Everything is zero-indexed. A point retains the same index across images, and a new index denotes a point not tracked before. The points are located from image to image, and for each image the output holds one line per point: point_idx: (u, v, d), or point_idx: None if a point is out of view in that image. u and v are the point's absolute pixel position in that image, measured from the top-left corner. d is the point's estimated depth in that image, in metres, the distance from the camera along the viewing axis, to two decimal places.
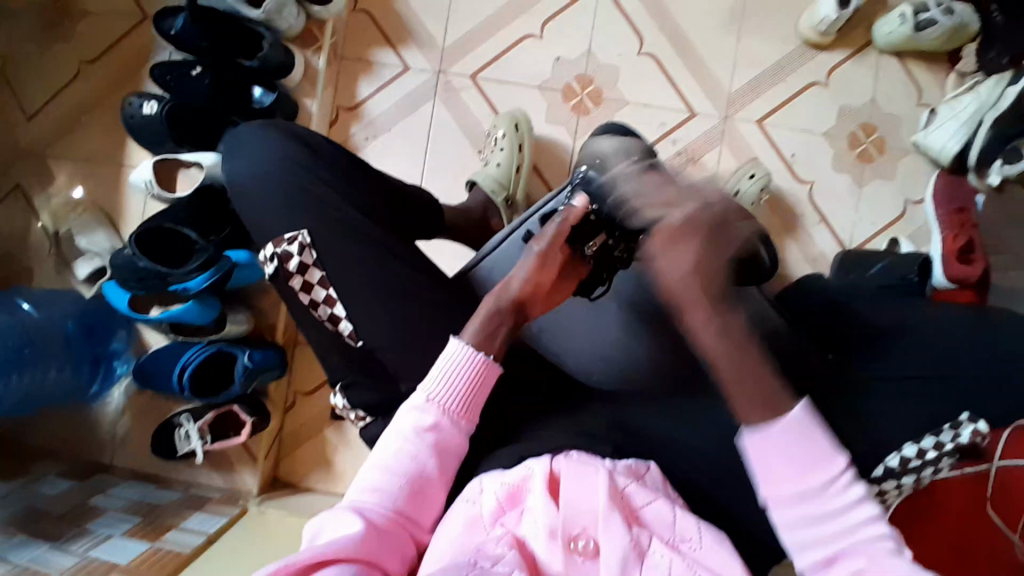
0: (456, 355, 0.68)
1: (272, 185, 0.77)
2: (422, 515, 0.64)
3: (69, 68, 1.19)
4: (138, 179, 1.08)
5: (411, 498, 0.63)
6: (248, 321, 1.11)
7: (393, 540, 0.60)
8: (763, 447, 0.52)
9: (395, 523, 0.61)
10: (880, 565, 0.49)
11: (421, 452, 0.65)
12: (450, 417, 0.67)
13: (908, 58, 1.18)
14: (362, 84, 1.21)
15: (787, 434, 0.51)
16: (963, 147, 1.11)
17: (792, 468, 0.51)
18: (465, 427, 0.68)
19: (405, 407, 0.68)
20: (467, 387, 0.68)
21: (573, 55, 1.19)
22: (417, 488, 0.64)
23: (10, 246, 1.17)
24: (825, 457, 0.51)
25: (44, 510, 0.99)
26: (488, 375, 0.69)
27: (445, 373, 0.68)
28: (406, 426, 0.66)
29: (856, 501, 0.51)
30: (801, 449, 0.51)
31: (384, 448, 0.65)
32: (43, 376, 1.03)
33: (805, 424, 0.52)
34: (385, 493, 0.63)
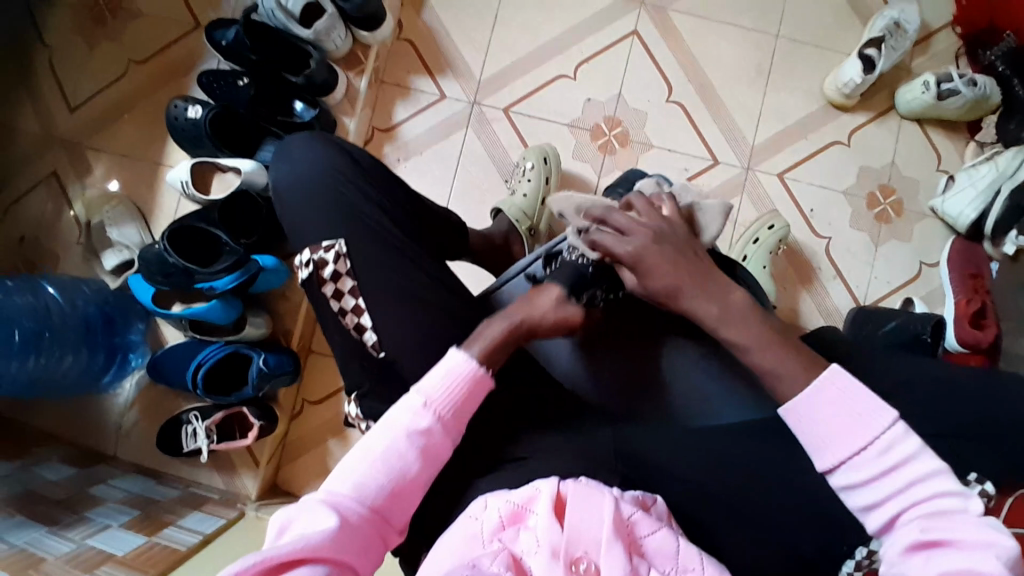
0: (458, 364, 0.68)
1: (311, 188, 0.80)
2: (395, 515, 0.64)
3: (120, 65, 1.24)
4: (175, 178, 1.11)
5: (389, 498, 0.64)
6: (267, 325, 1.14)
7: (364, 539, 0.61)
8: (804, 410, 0.62)
9: (368, 521, 0.62)
10: (949, 520, 0.55)
11: (408, 453, 0.65)
12: (443, 424, 0.67)
13: (930, 125, 1.21)
14: (398, 108, 1.25)
15: (826, 389, 0.62)
16: (979, 215, 1.13)
17: (836, 426, 0.61)
18: (453, 435, 0.68)
19: (400, 405, 0.67)
20: (461, 394, 0.68)
21: (604, 97, 1.24)
22: (397, 487, 0.64)
23: (44, 232, 1.20)
24: (873, 415, 0.60)
25: (43, 496, 1.00)
26: (480, 388, 0.69)
27: (445, 381, 0.68)
28: (397, 425, 0.66)
29: (906, 455, 0.58)
30: (838, 408, 0.61)
31: (372, 439, 0.65)
32: (57, 364, 1.05)
33: (843, 385, 0.62)
34: (366, 488, 0.63)
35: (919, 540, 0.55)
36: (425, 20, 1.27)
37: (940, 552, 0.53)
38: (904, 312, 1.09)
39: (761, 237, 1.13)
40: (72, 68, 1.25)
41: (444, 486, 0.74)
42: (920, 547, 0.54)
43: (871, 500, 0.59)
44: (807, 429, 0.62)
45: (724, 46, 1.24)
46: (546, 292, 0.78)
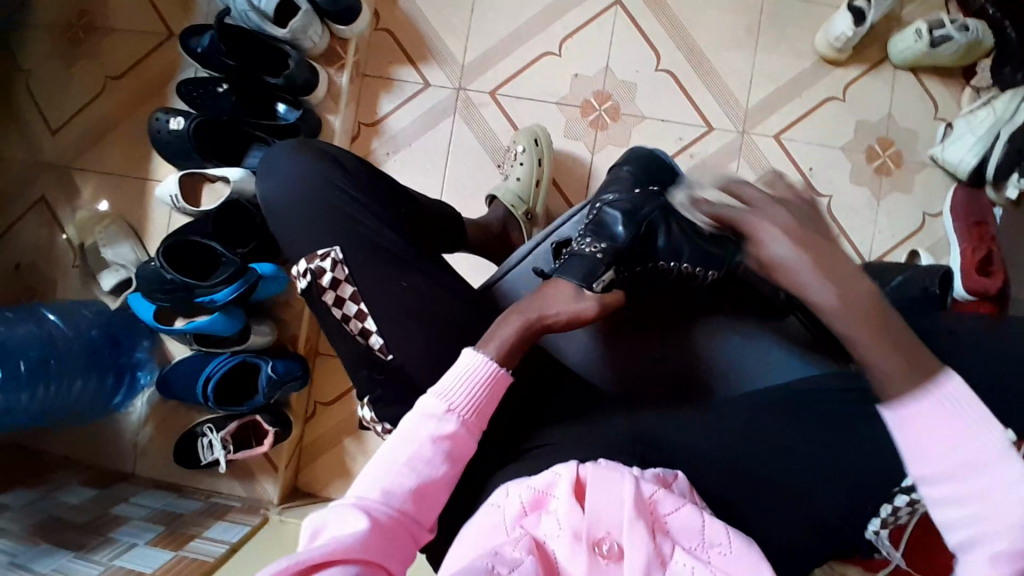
0: (476, 365, 0.69)
1: (305, 200, 0.79)
2: (423, 515, 0.63)
3: (97, 83, 1.22)
4: (164, 193, 1.10)
5: (416, 500, 0.63)
6: (272, 332, 1.13)
7: (395, 539, 0.60)
8: (911, 416, 0.52)
9: (397, 522, 0.61)
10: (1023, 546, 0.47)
11: (433, 457, 0.65)
12: (466, 426, 0.67)
13: (924, 73, 1.18)
14: (383, 100, 1.23)
15: (931, 409, 0.51)
16: (980, 161, 1.11)
17: (944, 442, 0.50)
18: (474, 435, 0.68)
19: (417, 410, 0.67)
20: (479, 394, 0.68)
21: (591, 72, 1.21)
22: (424, 488, 0.64)
23: (40, 259, 1.20)
24: (983, 428, 0.50)
25: (67, 520, 1.01)
26: (499, 385, 0.69)
27: (466, 383, 0.68)
28: (418, 428, 0.66)
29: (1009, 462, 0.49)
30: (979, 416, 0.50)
31: (395, 443, 0.65)
32: (68, 390, 1.06)
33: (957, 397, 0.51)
34: (393, 493, 0.62)
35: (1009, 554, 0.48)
36: (401, 6, 1.24)
37: None
38: (912, 265, 1.08)
39: None
40: (50, 89, 1.23)
41: (463, 482, 0.74)
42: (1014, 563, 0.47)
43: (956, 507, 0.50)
44: (911, 433, 0.52)
45: (709, 9, 1.21)
46: (558, 285, 0.76)
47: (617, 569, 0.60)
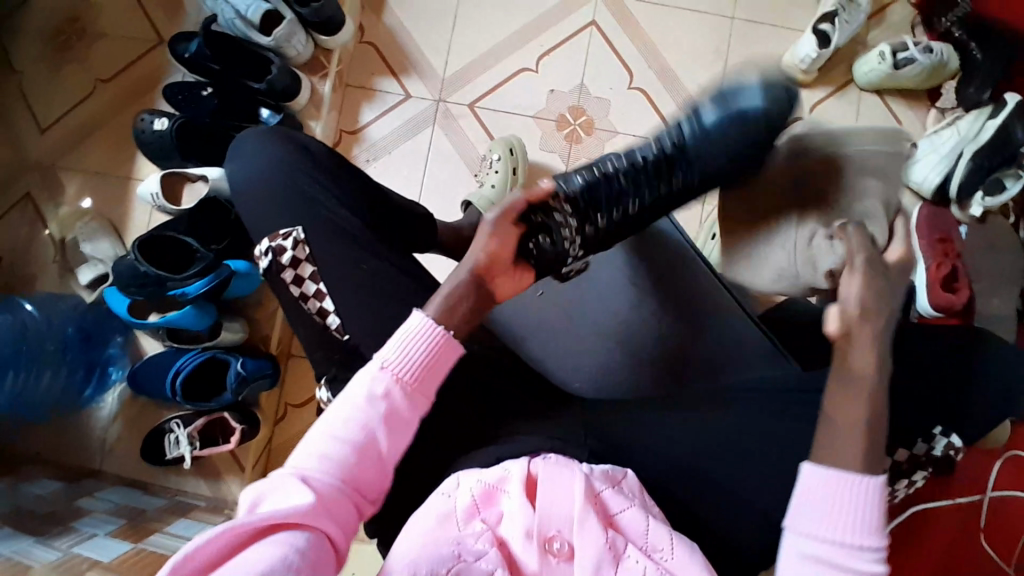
0: (421, 327, 0.68)
1: (271, 184, 0.82)
2: (366, 484, 0.63)
3: (87, 85, 1.26)
4: (146, 190, 1.13)
5: (358, 466, 0.63)
6: (244, 329, 1.15)
7: (338, 507, 0.60)
8: (819, 483, 0.61)
9: (340, 491, 0.61)
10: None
11: (373, 420, 0.64)
12: (406, 389, 0.66)
13: (889, 95, 1.22)
14: (364, 109, 1.27)
15: (835, 488, 0.61)
16: (944, 180, 1.13)
17: (840, 519, 0.60)
18: (418, 402, 0.67)
19: (360, 374, 0.66)
20: (427, 361, 0.68)
21: (567, 87, 1.25)
22: (365, 454, 0.63)
23: (21, 254, 1.21)
24: (866, 530, 0.59)
25: (27, 510, 1.00)
26: (447, 351, 0.69)
27: (408, 345, 0.68)
28: (359, 393, 0.65)
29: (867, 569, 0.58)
30: (876, 512, 0.60)
31: (335, 411, 0.65)
32: (38, 379, 1.06)
33: (867, 491, 0.61)
34: (332, 460, 0.62)
35: None
36: (386, 22, 1.29)
37: None
38: None
39: None
40: (43, 90, 1.27)
41: (415, 464, 0.75)
42: None
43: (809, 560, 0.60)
44: (812, 490, 0.61)
45: (682, 30, 1.26)
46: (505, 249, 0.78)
47: (567, 567, 0.62)
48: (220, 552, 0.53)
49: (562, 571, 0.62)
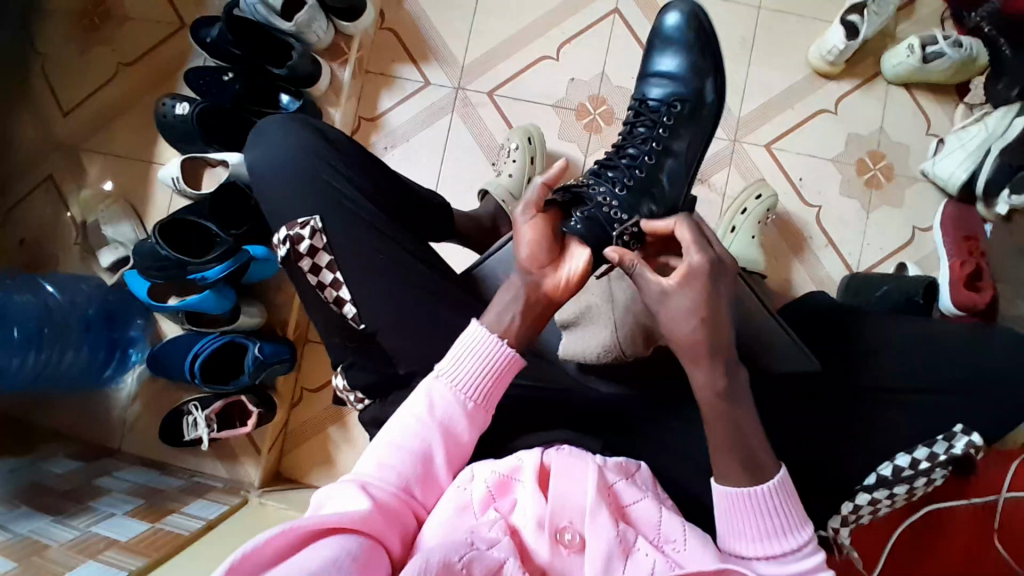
0: (482, 341, 0.70)
1: (289, 171, 0.82)
2: (424, 494, 0.66)
3: (110, 68, 1.27)
4: (167, 175, 1.14)
5: (419, 479, 0.66)
6: (261, 314, 1.16)
7: (399, 516, 0.62)
8: (735, 501, 0.65)
9: (401, 500, 0.64)
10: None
11: (433, 434, 0.67)
12: (468, 408, 0.69)
13: (917, 90, 1.20)
14: (383, 97, 1.27)
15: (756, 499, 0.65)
16: (971, 176, 1.11)
17: (758, 529, 0.64)
18: (476, 418, 0.70)
19: (418, 391, 0.70)
20: (484, 377, 0.69)
21: (588, 76, 1.24)
22: (426, 468, 0.67)
23: (44, 236, 1.23)
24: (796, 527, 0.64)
25: (48, 487, 1.02)
26: (508, 368, 0.70)
27: (472, 362, 0.69)
28: (419, 409, 0.68)
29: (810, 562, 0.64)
30: (787, 510, 0.64)
31: (399, 424, 0.68)
32: (60, 358, 1.07)
33: (769, 495, 0.64)
34: (394, 472, 0.65)
35: None
36: (406, 7, 1.28)
37: None
38: (898, 276, 1.09)
39: (748, 208, 1.14)
40: (66, 72, 1.28)
41: None
42: None
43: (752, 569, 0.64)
44: (732, 508, 0.65)
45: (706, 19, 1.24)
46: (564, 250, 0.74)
47: (577, 559, 0.62)
48: (276, 554, 0.52)
49: (572, 563, 0.62)
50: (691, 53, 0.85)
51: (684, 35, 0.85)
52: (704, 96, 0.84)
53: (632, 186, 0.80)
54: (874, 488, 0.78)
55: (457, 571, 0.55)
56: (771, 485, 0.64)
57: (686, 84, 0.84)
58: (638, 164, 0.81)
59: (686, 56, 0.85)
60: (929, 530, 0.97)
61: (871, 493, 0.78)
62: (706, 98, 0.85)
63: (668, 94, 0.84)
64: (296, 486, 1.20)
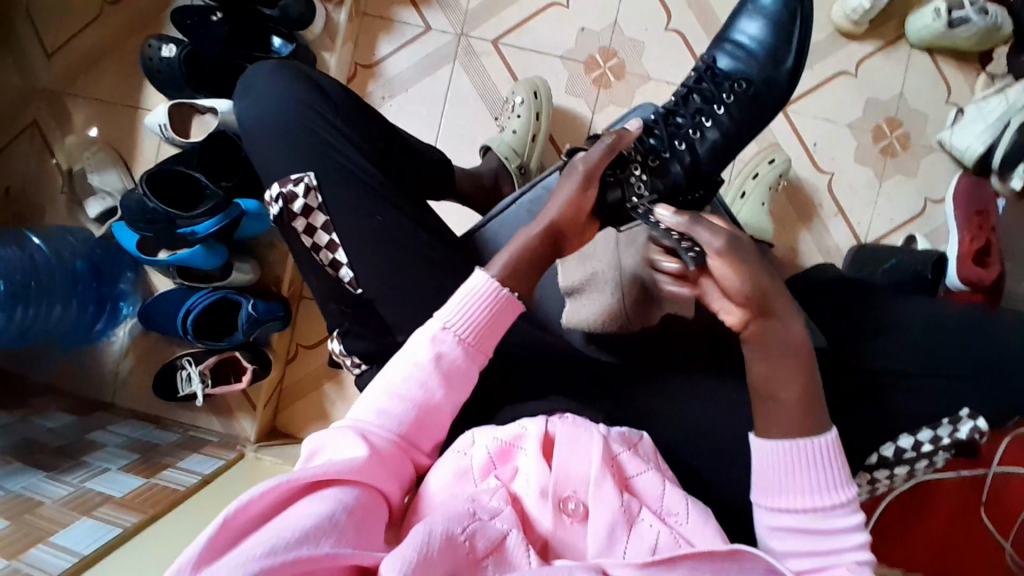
0: (482, 285, 0.66)
1: (282, 129, 0.77)
2: (423, 440, 0.64)
3: (92, 8, 1.19)
4: (153, 122, 1.09)
5: (416, 425, 0.63)
6: (254, 271, 1.13)
7: (396, 464, 0.61)
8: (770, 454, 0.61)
9: (397, 448, 0.61)
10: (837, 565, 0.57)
11: (431, 381, 0.63)
12: (466, 350, 0.65)
13: (941, 54, 1.14)
14: (381, 42, 1.21)
15: (793, 454, 0.60)
16: (988, 149, 1.07)
17: (806, 483, 0.59)
18: (479, 361, 0.66)
19: (420, 334, 0.65)
20: (486, 318, 0.65)
21: (598, 26, 1.17)
22: (424, 415, 0.63)
23: (31, 184, 1.20)
24: (836, 485, 0.60)
25: (41, 442, 1.01)
26: (508, 310, 0.67)
27: (468, 303, 0.65)
28: (421, 355, 0.63)
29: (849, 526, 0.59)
30: (838, 467, 0.60)
31: (396, 368, 0.64)
32: (48, 314, 1.05)
33: (823, 450, 0.60)
34: (392, 417, 0.62)
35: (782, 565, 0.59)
36: None
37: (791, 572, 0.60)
38: (907, 249, 1.07)
39: (760, 173, 1.11)
40: (45, 10, 1.20)
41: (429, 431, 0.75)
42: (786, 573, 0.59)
43: (784, 527, 0.60)
44: (766, 463, 0.61)
45: None
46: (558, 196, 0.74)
47: (581, 528, 0.59)
48: (270, 507, 0.52)
49: (575, 532, 0.59)
50: (773, 32, 0.86)
51: (769, 8, 0.86)
52: (771, 79, 0.85)
53: (662, 158, 0.82)
54: (874, 467, 0.78)
55: (460, 545, 0.52)
56: (827, 438, 0.60)
57: (762, 58, 0.85)
58: (681, 137, 0.83)
59: (772, 33, 0.86)
60: (918, 507, 0.98)
61: (871, 471, 0.78)
62: (783, 71, 0.85)
63: (732, 68, 0.87)
64: (291, 441, 1.20)
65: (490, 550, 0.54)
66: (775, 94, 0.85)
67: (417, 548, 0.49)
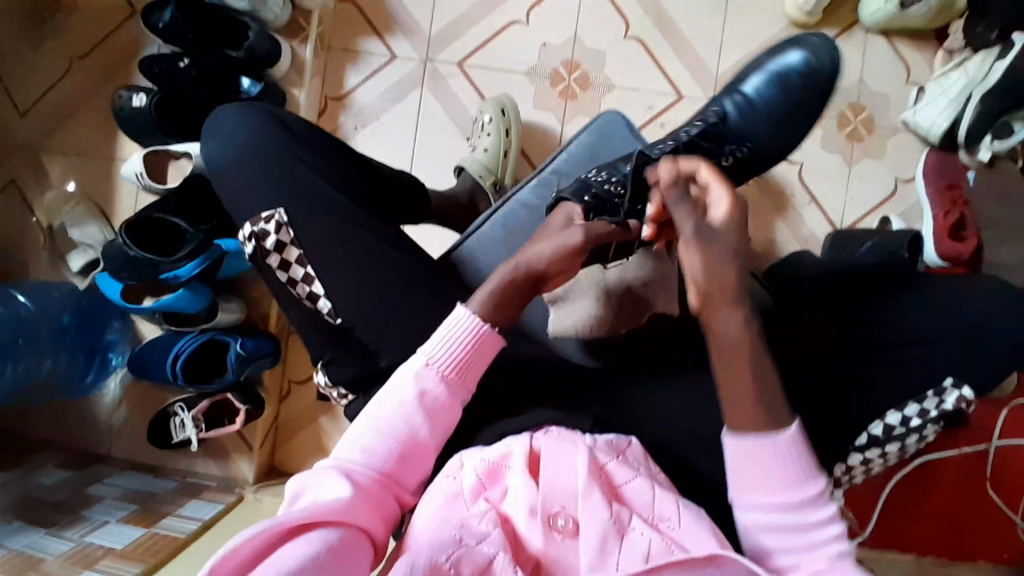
0: (460, 319, 0.67)
1: (252, 163, 0.78)
2: (409, 477, 0.64)
3: (63, 64, 1.21)
4: (130, 171, 1.09)
5: (400, 462, 0.63)
6: (241, 309, 1.14)
7: (380, 501, 0.61)
8: (746, 456, 0.61)
9: (383, 485, 0.62)
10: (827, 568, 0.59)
11: (415, 417, 0.64)
12: (447, 384, 0.66)
13: (895, 37, 1.17)
14: (349, 74, 1.23)
15: (767, 454, 0.60)
16: (952, 124, 1.09)
17: (770, 480, 0.60)
18: (460, 397, 0.67)
19: (403, 370, 0.66)
20: (466, 354, 0.67)
21: (560, 40, 1.19)
22: (408, 451, 0.64)
23: (12, 243, 1.20)
24: (810, 481, 0.60)
25: (38, 500, 1.00)
26: (488, 343, 0.68)
27: (447, 338, 0.67)
28: (405, 393, 0.65)
29: (824, 522, 0.60)
30: (805, 460, 0.60)
31: (378, 406, 0.65)
32: (37, 368, 1.05)
33: (786, 447, 0.60)
34: (376, 454, 0.63)
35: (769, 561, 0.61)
36: None
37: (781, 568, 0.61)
38: (882, 230, 1.09)
39: None
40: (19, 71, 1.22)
41: None
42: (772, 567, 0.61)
43: (765, 530, 0.61)
44: (739, 464, 0.61)
45: None
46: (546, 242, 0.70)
47: (572, 544, 0.60)
48: (257, 550, 0.53)
49: (566, 548, 0.59)
50: (774, 94, 0.84)
51: (783, 73, 0.84)
52: (764, 150, 0.85)
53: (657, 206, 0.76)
54: (867, 447, 0.78)
55: (446, 572, 0.54)
56: (790, 434, 0.60)
57: (766, 119, 0.84)
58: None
59: (783, 97, 0.84)
60: (919, 489, 0.98)
61: (863, 452, 0.78)
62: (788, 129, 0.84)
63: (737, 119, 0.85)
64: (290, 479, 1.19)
65: (478, 574, 0.55)
66: (760, 163, 0.85)
67: None
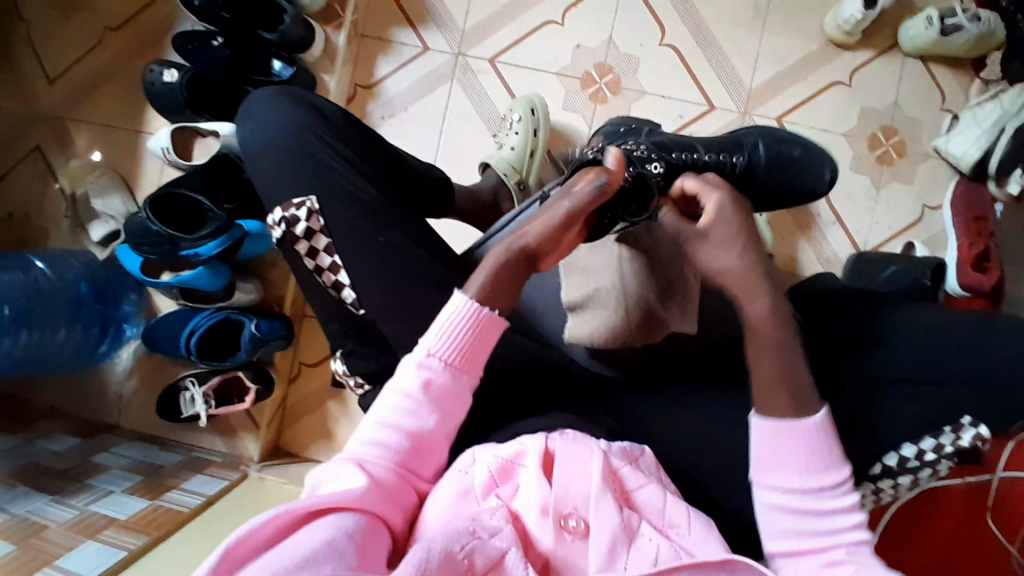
0: (460, 307, 0.65)
1: (279, 150, 0.78)
2: (422, 467, 0.64)
3: (95, 34, 1.22)
4: (155, 146, 1.10)
5: (413, 453, 0.63)
6: (257, 291, 1.15)
7: (396, 492, 0.60)
8: (775, 437, 0.63)
9: (397, 477, 0.61)
10: (853, 557, 0.60)
11: (421, 408, 0.63)
12: (452, 371, 0.65)
13: (933, 62, 1.15)
14: (380, 63, 1.23)
15: (794, 434, 0.63)
16: (984, 154, 1.08)
17: (797, 467, 0.62)
18: (467, 381, 0.66)
19: (405, 361, 0.65)
20: (472, 341, 0.65)
21: (593, 43, 1.19)
22: (420, 443, 0.63)
23: (36, 209, 1.21)
24: (831, 465, 0.63)
25: (47, 465, 1.01)
26: (491, 329, 0.66)
27: (449, 328, 0.65)
28: (409, 383, 0.64)
29: (847, 507, 0.62)
30: (829, 448, 0.63)
31: (384, 399, 0.64)
32: (51, 337, 1.06)
33: (811, 432, 0.63)
34: (388, 446, 0.62)
35: (793, 549, 0.63)
36: None
37: (806, 555, 0.62)
38: (905, 256, 1.07)
39: None
40: (50, 39, 1.23)
41: None
42: (795, 554, 0.63)
43: (788, 523, 0.63)
44: (766, 444, 0.64)
45: None
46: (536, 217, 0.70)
47: (582, 546, 0.59)
48: (274, 533, 0.52)
49: (576, 549, 0.59)
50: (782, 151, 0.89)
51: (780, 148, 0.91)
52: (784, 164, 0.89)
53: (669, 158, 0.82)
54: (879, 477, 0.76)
55: (459, 562, 0.52)
56: (816, 420, 0.63)
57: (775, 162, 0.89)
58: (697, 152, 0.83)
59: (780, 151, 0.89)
60: (924, 520, 0.97)
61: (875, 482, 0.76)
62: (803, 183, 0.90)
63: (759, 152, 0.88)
64: (295, 459, 1.20)
65: (490, 568, 0.54)
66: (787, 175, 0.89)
67: (415, 566, 0.49)
